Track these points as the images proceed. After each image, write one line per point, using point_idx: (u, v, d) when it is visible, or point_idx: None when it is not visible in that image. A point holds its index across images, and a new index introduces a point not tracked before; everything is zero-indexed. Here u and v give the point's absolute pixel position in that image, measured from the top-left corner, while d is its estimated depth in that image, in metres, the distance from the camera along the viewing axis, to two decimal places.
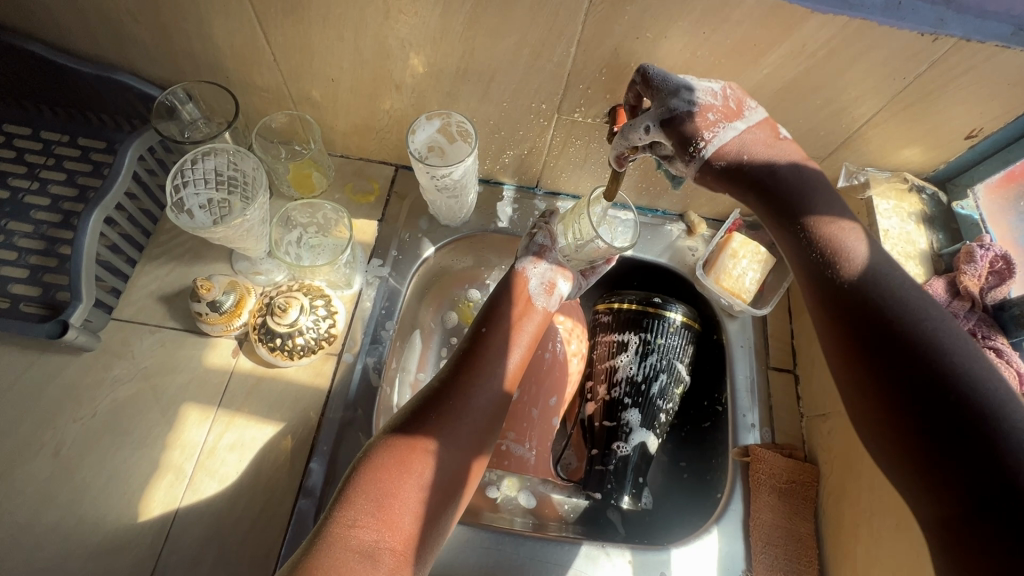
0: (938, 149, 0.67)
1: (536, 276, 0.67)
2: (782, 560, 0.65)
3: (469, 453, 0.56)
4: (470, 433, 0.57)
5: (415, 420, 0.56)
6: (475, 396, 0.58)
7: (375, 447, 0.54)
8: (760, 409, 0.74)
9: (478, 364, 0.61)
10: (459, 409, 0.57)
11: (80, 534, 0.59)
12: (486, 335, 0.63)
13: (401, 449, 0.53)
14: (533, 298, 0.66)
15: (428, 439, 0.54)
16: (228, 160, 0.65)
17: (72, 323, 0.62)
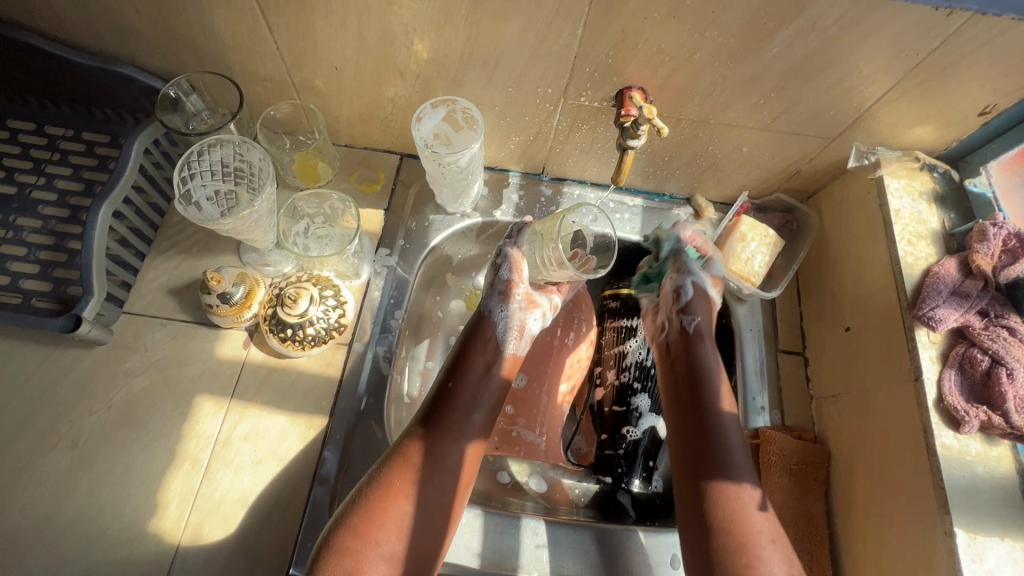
0: (951, 127, 0.66)
1: (503, 324, 0.68)
2: (795, 541, 0.65)
3: (445, 500, 0.58)
4: (448, 482, 0.59)
5: (400, 461, 0.58)
6: (456, 447, 0.60)
7: (360, 488, 0.57)
8: (770, 391, 0.74)
9: (462, 409, 0.63)
10: (438, 457, 0.59)
11: (101, 523, 0.60)
12: (470, 377, 0.65)
13: (382, 496, 0.56)
14: (499, 344, 0.67)
15: (407, 485, 0.57)
16: (234, 151, 0.65)
17: (85, 316, 0.62)
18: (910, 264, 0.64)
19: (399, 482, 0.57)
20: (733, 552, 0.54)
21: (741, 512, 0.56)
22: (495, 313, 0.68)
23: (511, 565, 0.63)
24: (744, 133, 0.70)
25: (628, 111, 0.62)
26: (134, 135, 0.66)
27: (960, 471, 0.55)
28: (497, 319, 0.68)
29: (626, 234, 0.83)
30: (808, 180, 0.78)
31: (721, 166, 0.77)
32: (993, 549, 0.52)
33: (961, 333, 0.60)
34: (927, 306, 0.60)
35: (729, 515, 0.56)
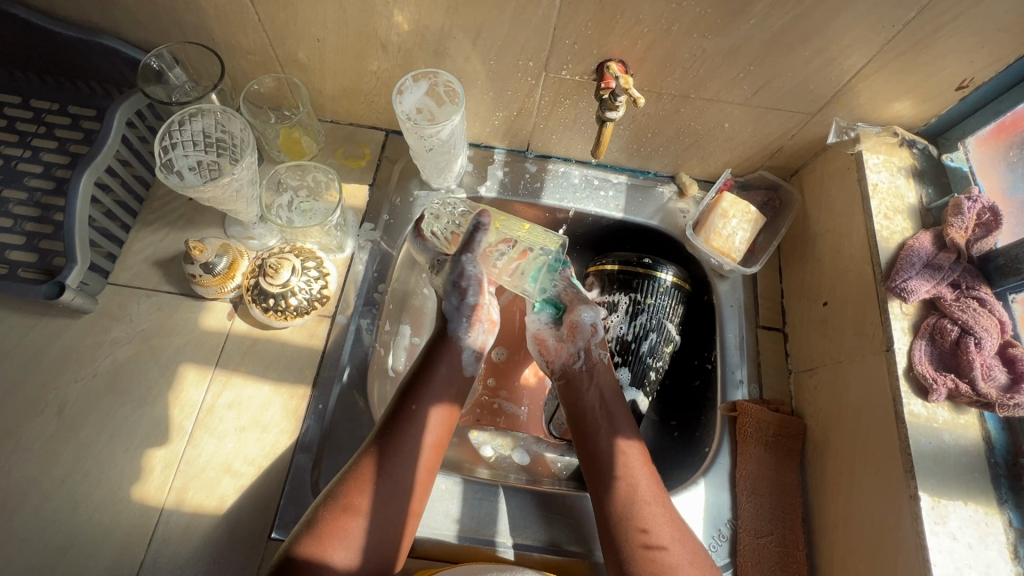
0: (929, 101, 0.66)
1: (470, 350, 0.68)
2: (768, 510, 0.66)
3: (394, 526, 0.56)
4: (396, 512, 0.56)
5: (347, 495, 0.55)
6: (405, 474, 0.57)
7: (304, 526, 0.53)
8: (749, 365, 0.75)
9: (409, 435, 0.59)
10: (385, 484, 0.56)
11: (86, 487, 0.61)
12: (419, 403, 0.61)
13: (325, 532, 0.52)
14: (465, 369, 0.67)
15: (354, 517, 0.54)
16: (215, 122, 0.66)
17: (69, 284, 0.63)
18: (886, 237, 0.65)
19: (346, 514, 0.54)
20: (623, 516, 0.60)
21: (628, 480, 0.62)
22: (464, 338, 0.68)
23: (490, 532, 0.64)
24: (725, 108, 0.70)
25: (607, 84, 0.63)
26: (116, 105, 0.66)
27: (927, 438, 0.56)
28: (464, 343, 0.68)
29: (609, 211, 0.83)
30: (790, 157, 0.78)
31: (703, 142, 0.77)
32: (955, 512, 0.53)
33: (933, 305, 0.61)
34: (901, 278, 0.61)
35: (621, 486, 0.62)
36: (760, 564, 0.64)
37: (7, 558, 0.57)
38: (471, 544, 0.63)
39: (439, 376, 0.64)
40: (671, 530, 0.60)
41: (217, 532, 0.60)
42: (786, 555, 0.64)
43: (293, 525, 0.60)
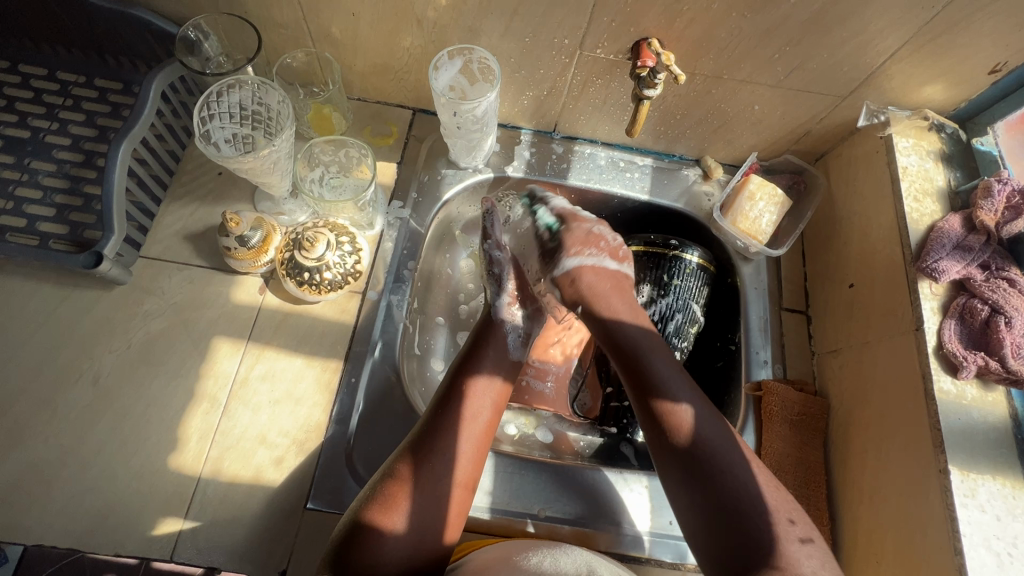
0: (961, 85, 0.67)
1: (513, 334, 0.66)
2: (793, 487, 0.67)
3: (443, 500, 0.55)
4: (443, 484, 0.55)
5: (395, 468, 0.55)
6: (450, 448, 0.56)
7: (359, 502, 0.54)
8: (773, 346, 0.76)
9: (459, 414, 0.59)
10: (431, 457, 0.55)
11: (123, 456, 0.61)
12: (464, 383, 0.61)
13: (376, 507, 0.52)
14: (510, 351, 0.66)
15: (401, 490, 0.53)
16: (253, 94, 0.67)
17: (106, 254, 0.63)
18: (916, 220, 0.66)
19: (394, 487, 0.53)
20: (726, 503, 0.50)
21: (723, 466, 0.51)
22: (505, 322, 0.66)
23: (521, 505, 0.65)
24: (757, 90, 0.70)
25: (644, 62, 0.63)
26: (152, 76, 0.65)
27: (956, 414, 0.57)
28: (508, 327, 0.66)
29: (635, 192, 0.83)
30: (818, 141, 0.79)
31: (732, 125, 0.77)
32: (984, 486, 0.54)
33: (963, 286, 0.62)
34: (931, 259, 0.62)
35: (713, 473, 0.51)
36: None
37: (46, 524, 0.58)
38: (503, 516, 0.64)
39: (486, 360, 0.63)
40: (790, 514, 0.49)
41: (254, 501, 0.60)
42: None
43: (328, 495, 0.61)
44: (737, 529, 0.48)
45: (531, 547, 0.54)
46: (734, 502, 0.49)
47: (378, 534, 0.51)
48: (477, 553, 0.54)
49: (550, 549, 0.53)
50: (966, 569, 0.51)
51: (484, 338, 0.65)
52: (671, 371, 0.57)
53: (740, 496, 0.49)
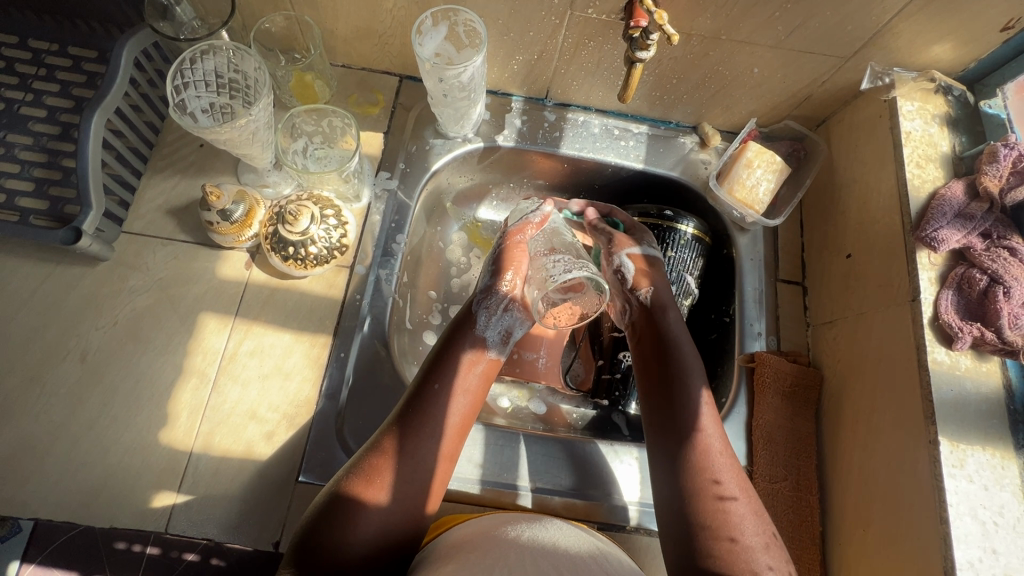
0: (970, 44, 0.63)
1: (494, 327, 0.64)
2: (784, 458, 0.67)
3: (423, 486, 0.54)
4: (428, 460, 0.55)
5: (381, 442, 0.55)
6: (436, 427, 0.56)
7: (336, 480, 0.53)
8: (767, 318, 0.75)
9: (441, 405, 0.57)
10: (412, 447, 0.55)
11: (114, 432, 0.61)
12: (444, 374, 0.59)
13: (351, 495, 0.51)
14: (488, 347, 0.64)
15: (379, 483, 0.52)
16: (228, 60, 0.65)
17: (85, 230, 0.62)
18: (917, 186, 0.64)
19: (369, 481, 0.52)
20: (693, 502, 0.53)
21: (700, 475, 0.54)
22: (485, 321, 0.64)
23: (511, 476, 0.65)
24: (756, 52, 0.67)
25: (638, 21, 0.59)
26: (122, 42, 0.62)
27: (949, 386, 0.56)
28: (486, 333, 0.64)
29: (629, 161, 0.80)
30: (820, 105, 0.76)
31: (730, 90, 0.74)
32: (973, 456, 0.54)
33: (962, 256, 0.61)
34: (931, 228, 0.60)
35: (702, 502, 0.53)
36: (774, 506, 0.65)
37: (40, 497, 0.59)
38: (493, 487, 0.64)
39: (465, 349, 0.62)
40: (761, 518, 0.53)
41: (245, 476, 0.61)
42: (799, 498, 0.66)
43: (320, 468, 0.61)
44: (697, 528, 0.52)
45: (511, 521, 0.54)
46: (712, 523, 0.51)
47: (353, 526, 0.50)
48: (454, 529, 0.54)
49: (529, 523, 0.54)
50: (951, 538, 0.51)
51: (464, 328, 0.63)
52: (689, 354, 0.62)
53: (716, 521, 0.51)
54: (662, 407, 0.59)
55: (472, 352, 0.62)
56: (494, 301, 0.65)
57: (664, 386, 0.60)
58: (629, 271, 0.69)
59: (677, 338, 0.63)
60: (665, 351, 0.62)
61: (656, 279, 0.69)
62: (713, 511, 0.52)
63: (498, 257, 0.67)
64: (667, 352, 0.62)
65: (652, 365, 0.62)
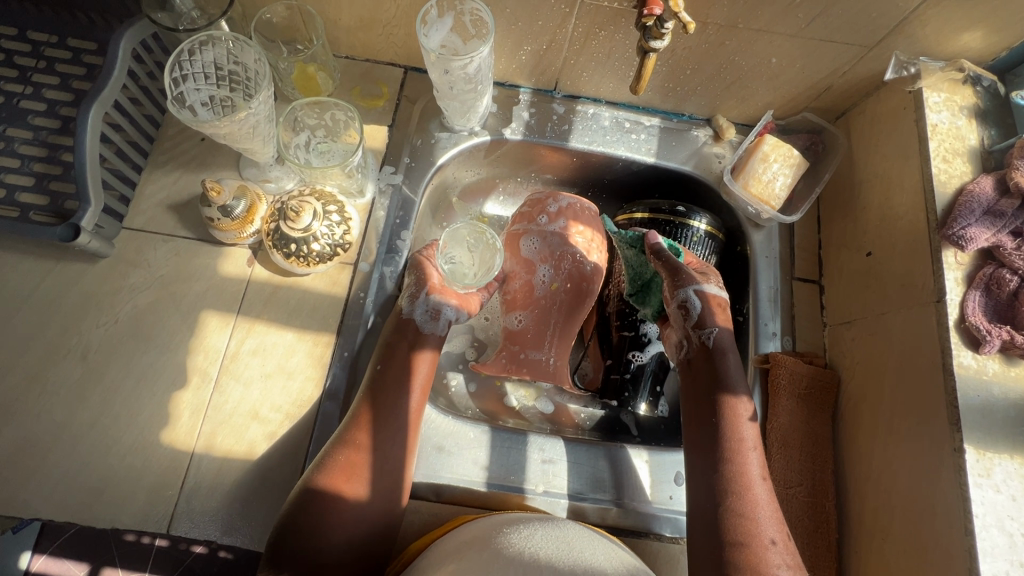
0: (1003, 31, 0.60)
1: (420, 308, 0.65)
2: (799, 462, 0.65)
3: (395, 478, 0.57)
4: (392, 463, 0.57)
5: (338, 449, 0.55)
6: (392, 429, 0.58)
7: (299, 487, 0.53)
8: (783, 317, 0.72)
9: (399, 399, 0.60)
10: (383, 448, 0.57)
11: (116, 431, 0.61)
12: (396, 370, 0.61)
13: (320, 503, 0.52)
14: (421, 329, 0.65)
15: (353, 479, 0.54)
16: (227, 51, 0.63)
17: (84, 226, 0.61)
18: (944, 181, 0.61)
19: (343, 477, 0.54)
20: (731, 526, 0.52)
21: (738, 501, 0.53)
22: (413, 306, 0.65)
23: (518, 479, 0.64)
24: (774, 41, 0.64)
25: (651, 10, 0.57)
26: (120, 33, 0.61)
27: (975, 391, 0.54)
28: (416, 315, 0.65)
29: (640, 155, 0.78)
30: (840, 96, 0.73)
31: (746, 81, 0.71)
32: (1001, 465, 0.52)
33: (990, 255, 0.58)
34: (958, 226, 0.57)
35: (745, 551, 0.50)
36: (788, 512, 0.63)
37: (42, 497, 0.58)
38: (500, 490, 0.63)
39: (426, 349, 0.64)
40: (798, 568, 0.51)
41: (247, 478, 0.60)
42: (815, 504, 0.64)
43: None
44: (731, 550, 0.51)
45: (517, 521, 0.53)
46: (747, 549, 0.50)
47: (331, 522, 0.52)
48: (458, 530, 0.53)
49: (540, 522, 0.52)
50: (977, 551, 0.49)
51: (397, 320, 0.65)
52: (737, 375, 0.60)
53: (751, 546, 0.51)
54: (708, 448, 0.56)
55: (412, 343, 0.64)
56: (415, 285, 0.66)
57: (713, 426, 0.57)
58: (695, 308, 0.62)
59: (731, 374, 0.60)
60: (717, 388, 0.59)
61: (722, 317, 0.63)
62: (750, 536, 0.51)
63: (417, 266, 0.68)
64: (720, 391, 0.59)
65: (702, 402, 0.59)
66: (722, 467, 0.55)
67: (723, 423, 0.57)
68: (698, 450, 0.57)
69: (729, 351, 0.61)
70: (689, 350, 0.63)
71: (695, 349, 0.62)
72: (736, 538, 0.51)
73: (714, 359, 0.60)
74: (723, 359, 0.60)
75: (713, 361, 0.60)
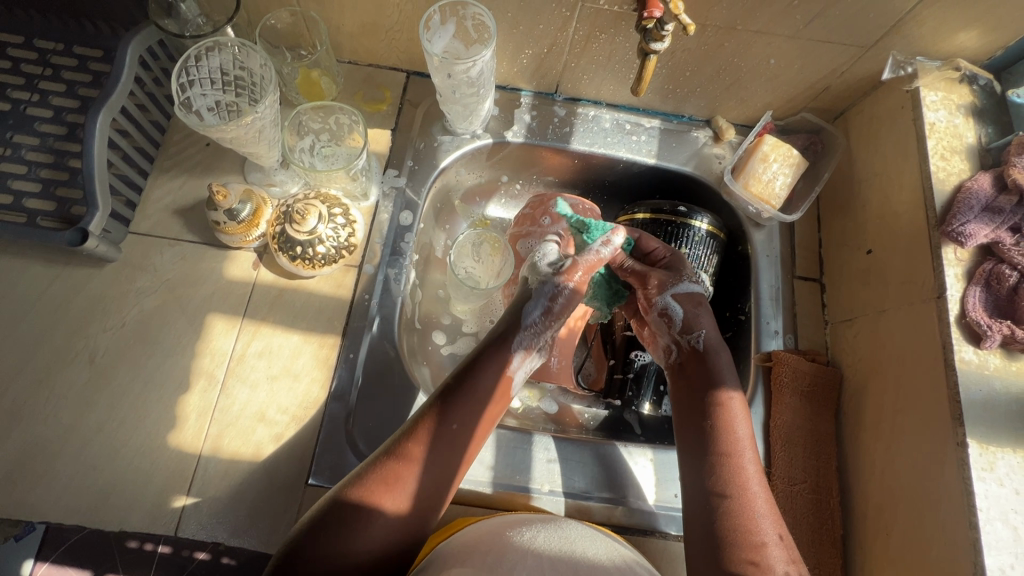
0: (998, 31, 0.61)
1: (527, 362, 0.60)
2: (802, 460, 0.65)
3: (440, 496, 0.52)
4: (446, 477, 0.52)
5: (392, 451, 0.52)
6: (453, 443, 0.53)
7: (342, 490, 0.50)
8: (784, 316, 0.73)
9: (455, 416, 0.54)
10: (435, 461, 0.52)
11: (123, 434, 0.61)
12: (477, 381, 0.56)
13: (364, 510, 0.48)
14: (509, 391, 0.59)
15: (396, 493, 0.49)
16: (234, 58, 0.64)
17: (91, 231, 0.62)
18: (942, 179, 0.62)
19: (385, 487, 0.49)
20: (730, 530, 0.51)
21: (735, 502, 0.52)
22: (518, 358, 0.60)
23: (523, 478, 0.64)
24: (773, 42, 0.65)
25: (651, 12, 0.58)
26: (127, 40, 0.62)
27: (977, 386, 0.54)
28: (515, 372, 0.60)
29: (641, 156, 0.79)
30: (838, 96, 0.74)
31: (745, 82, 0.72)
32: (1004, 459, 0.52)
33: (990, 251, 0.59)
34: (958, 222, 0.58)
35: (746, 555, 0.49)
36: (793, 509, 0.64)
37: (50, 501, 0.58)
38: (505, 490, 0.63)
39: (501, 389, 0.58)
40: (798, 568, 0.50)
41: (255, 479, 0.60)
42: (819, 501, 0.64)
43: (330, 471, 0.60)
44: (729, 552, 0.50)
45: (523, 523, 0.53)
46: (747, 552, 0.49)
47: (368, 535, 0.48)
48: (465, 531, 0.53)
49: (544, 524, 0.52)
50: (981, 545, 0.49)
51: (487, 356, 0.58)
52: (730, 374, 0.60)
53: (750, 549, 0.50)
54: (702, 449, 0.56)
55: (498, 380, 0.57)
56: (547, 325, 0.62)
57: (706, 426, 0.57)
58: (678, 314, 0.64)
59: (724, 375, 0.60)
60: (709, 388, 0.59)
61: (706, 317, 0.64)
62: (749, 538, 0.50)
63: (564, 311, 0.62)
64: (712, 391, 0.59)
65: (695, 402, 0.59)
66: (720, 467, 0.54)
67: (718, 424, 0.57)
68: (694, 451, 0.56)
69: (718, 351, 0.61)
70: (679, 352, 0.63)
71: (683, 352, 0.63)
72: (735, 539, 0.51)
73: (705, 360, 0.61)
74: (711, 357, 0.61)
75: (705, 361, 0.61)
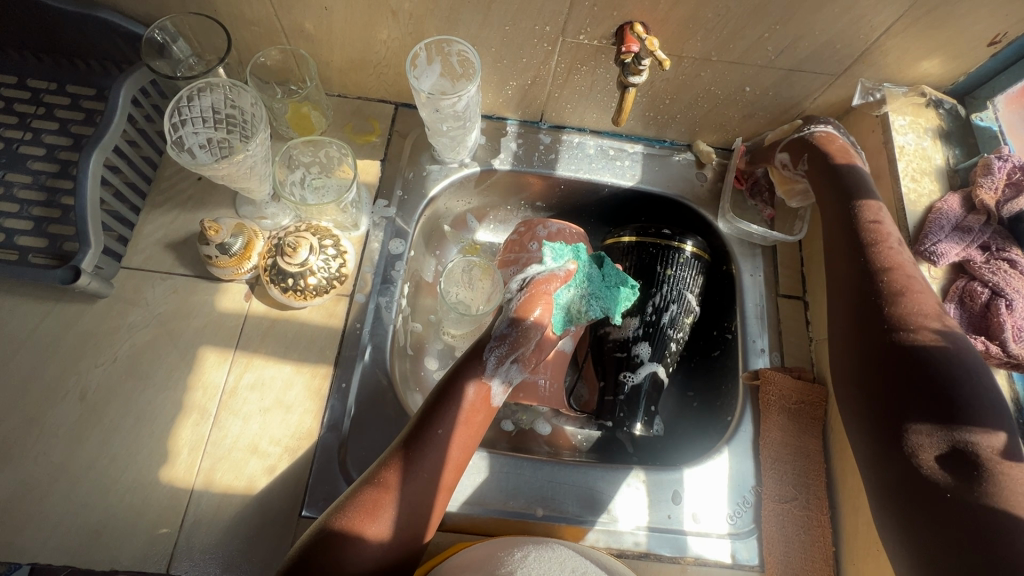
0: (959, 58, 0.64)
1: (501, 374, 0.61)
2: (791, 475, 0.67)
3: (421, 519, 0.53)
4: (423, 502, 0.53)
5: (371, 479, 0.52)
6: (428, 468, 0.54)
7: (322, 521, 0.50)
8: (770, 334, 0.74)
9: (424, 444, 0.54)
10: (409, 488, 0.52)
11: (115, 470, 0.61)
12: (446, 411, 0.57)
13: (342, 540, 0.48)
14: (493, 397, 0.61)
15: (375, 521, 0.50)
16: (225, 97, 0.66)
17: (84, 269, 0.62)
18: (914, 200, 0.64)
19: (364, 518, 0.50)
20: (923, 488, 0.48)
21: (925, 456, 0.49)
22: (493, 370, 0.61)
23: (516, 503, 0.64)
24: (748, 72, 0.68)
25: (628, 48, 0.61)
26: (121, 81, 0.64)
27: None
28: (494, 380, 0.61)
29: (626, 181, 0.81)
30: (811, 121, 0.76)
31: (722, 108, 0.75)
32: None
33: (962, 268, 0.61)
34: (929, 242, 0.60)
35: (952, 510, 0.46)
36: (784, 526, 0.65)
37: (40, 541, 0.58)
38: (500, 516, 0.63)
39: (479, 411, 0.59)
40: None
41: (249, 512, 0.60)
42: (809, 518, 0.65)
43: (323, 502, 0.60)
44: (936, 510, 0.47)
45: (517, 544, 0.53)
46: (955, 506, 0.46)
47: (348, 562, 0.48)
48: (460, 553, 0.53)
49: (536, 545, 0.52)
50: None
51: (469, 368, 0.60)
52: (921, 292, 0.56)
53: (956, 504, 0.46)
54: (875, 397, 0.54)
55: (475, 393, 0.59)
56: (507, 348, 0.62)
57: (873, 376, 0.54)
58: (785, 158, 0.74)
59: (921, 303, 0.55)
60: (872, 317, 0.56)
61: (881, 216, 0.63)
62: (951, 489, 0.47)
63: (523, 339, 0.63)
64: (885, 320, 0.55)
65: (860, 349, 0.56)
66: (873, 351, 0.55)
67: (889, 373, 0.53)
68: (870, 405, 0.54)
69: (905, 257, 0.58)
70: (831, 211, 0.66)
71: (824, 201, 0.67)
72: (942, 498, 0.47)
73: (882, 272, 0.58)
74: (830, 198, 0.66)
75: (877, 267, 0.58)
